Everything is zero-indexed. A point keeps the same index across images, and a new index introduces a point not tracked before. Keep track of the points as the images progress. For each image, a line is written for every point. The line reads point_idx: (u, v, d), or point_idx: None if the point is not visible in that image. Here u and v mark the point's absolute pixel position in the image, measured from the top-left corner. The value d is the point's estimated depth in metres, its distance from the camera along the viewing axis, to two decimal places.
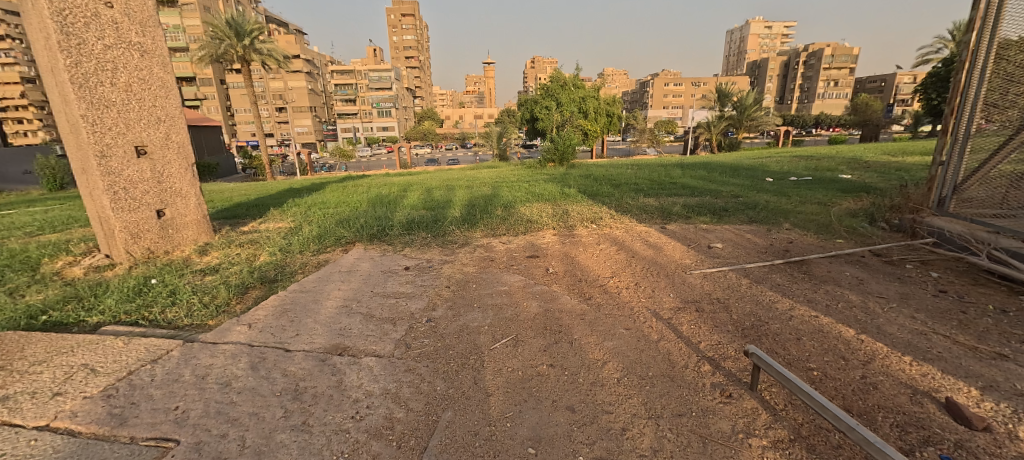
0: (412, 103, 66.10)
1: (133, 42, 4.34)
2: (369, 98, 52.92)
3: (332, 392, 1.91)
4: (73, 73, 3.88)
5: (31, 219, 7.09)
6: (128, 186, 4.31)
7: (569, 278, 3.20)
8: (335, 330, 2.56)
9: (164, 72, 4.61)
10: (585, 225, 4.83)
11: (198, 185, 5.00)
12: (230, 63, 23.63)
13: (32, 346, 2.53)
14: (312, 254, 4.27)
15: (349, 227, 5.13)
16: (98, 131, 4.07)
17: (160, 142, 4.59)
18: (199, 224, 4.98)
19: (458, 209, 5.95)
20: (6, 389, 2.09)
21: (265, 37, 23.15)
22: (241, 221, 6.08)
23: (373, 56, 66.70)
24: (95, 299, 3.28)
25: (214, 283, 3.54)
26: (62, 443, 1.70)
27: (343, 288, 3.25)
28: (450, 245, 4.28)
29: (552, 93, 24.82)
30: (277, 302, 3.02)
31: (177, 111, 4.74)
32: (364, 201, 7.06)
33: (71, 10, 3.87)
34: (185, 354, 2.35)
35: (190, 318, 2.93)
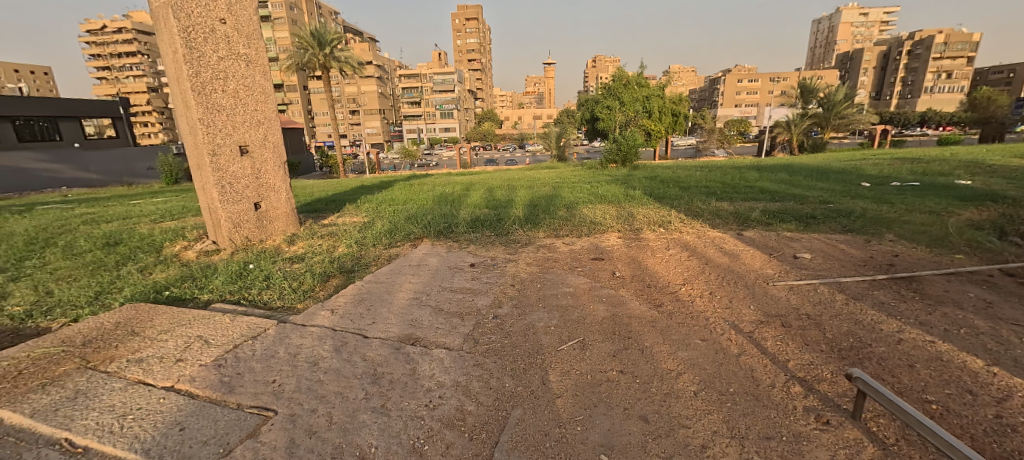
0: (473, 104, 67.84)
1: (240, 53, 4.88)
2: (434, 100, 55.12)
3: (407, 380, 2.02)
4: (194, 82, 4.48)
5: (155, 208, 8.28)
6: (233, 181, 4.86)
7: (637, 283, 3.11)
8: (407, 320, 2.69)
9: (265, 79, 5.13)
10: (653, 228, 4.65)
11: (289, 181, 5.50)
12: (313, 70, 25.86)
13: (160, 316, 2.96)
14: (385, 247, 4.54)
15: (417, 223, 5.37)
16: (210, 132, 4.65)
17: (259, 142, 5.12)
18: (288, 216, 5.49)
19: (520, 208, 6.01)
20: (141, 352, 2.46)
21: (343, 46, 25.02)
22: (321, 215, 6.62)
23: (439, 60, 69.49)
24: (206, 280, 3.74)
25: (301, 270, 3.89)
26: (184, 402, 1.97)
27: (414, 281, 3.41)
28: (512, 244, 4.32)
29: (614, 92, 24.09)
30: (356, 290, 3.25)
31: (274, 114, 5.25)
32: (431, 199, 7.37)
33: (193, 27, 4.45)
34: (279, 333, 2.60)
35: (282, 301, 3.25)
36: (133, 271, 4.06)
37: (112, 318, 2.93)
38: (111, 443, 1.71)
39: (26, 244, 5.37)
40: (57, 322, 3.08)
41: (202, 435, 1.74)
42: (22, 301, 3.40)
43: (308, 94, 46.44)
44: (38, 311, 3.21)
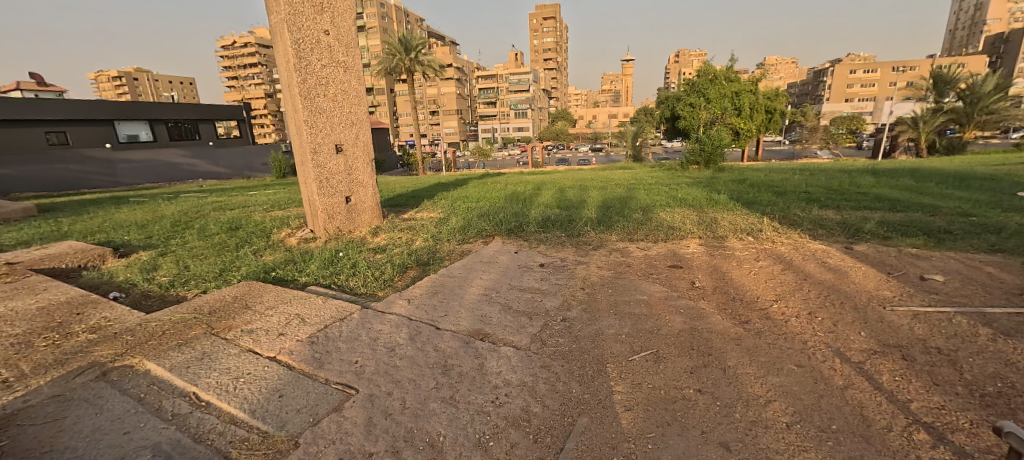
0: (548, 103, 67.86)
1: (339, 60, 5.35)
2: (510, 100, 56.10)
3: (475, 374, 2.07)
4: (302, 88, 5.02)
5: (266, 199, 9.44)
6: (330, 177, 5.38)
7: (719, 295, 2.87)
8: (477, 316, 2.76)
9: (359, 84, 5.59)
10: (739, 236, 4.27)
11: (375, 177, 5.94)
12: (399, 74, 27.80)
13: (267, 293, 3.38)
14: (458, 243, 4.71)
15: (490, 221, 5.49)
16: (313, 133, 5.18)
17: (352, 142, 5.59)
18: (373, 210, 5.94)
19: (592, 210, 5.87)
20: (252, 323, 2.83)
21: (427, 50, 26.47)
22: (402, 209, 7.06)
23: (516, 60, 70.55)
24: (304, 265, 4.19)
25: (383, 261, 4.18)
26: (282, 372, 2.22)
27: (485, 277, 3.49)
28: (584, 246, 4.23)
29: (698, 88, 22.55)
30: (430, 283, 3.41)
31: (364, 116, 5.70)
32: (503, 197, 7.51)
33: (303, 38, 4.98)
34: (362, 318, 2.82)
35: (365, 288, 3.52)
36: (248, 253, 4.68)
37: (231, 292, 3.41)
38: (225, 401, 1.98)
39: (173, 226, 6.45)
40: (192, 291, 3.66)
41: (296, 404, 1.94)
42: (168, 274, 4.09)
43: (394, 97, 49.90)
44: (179, 282, 3.84)
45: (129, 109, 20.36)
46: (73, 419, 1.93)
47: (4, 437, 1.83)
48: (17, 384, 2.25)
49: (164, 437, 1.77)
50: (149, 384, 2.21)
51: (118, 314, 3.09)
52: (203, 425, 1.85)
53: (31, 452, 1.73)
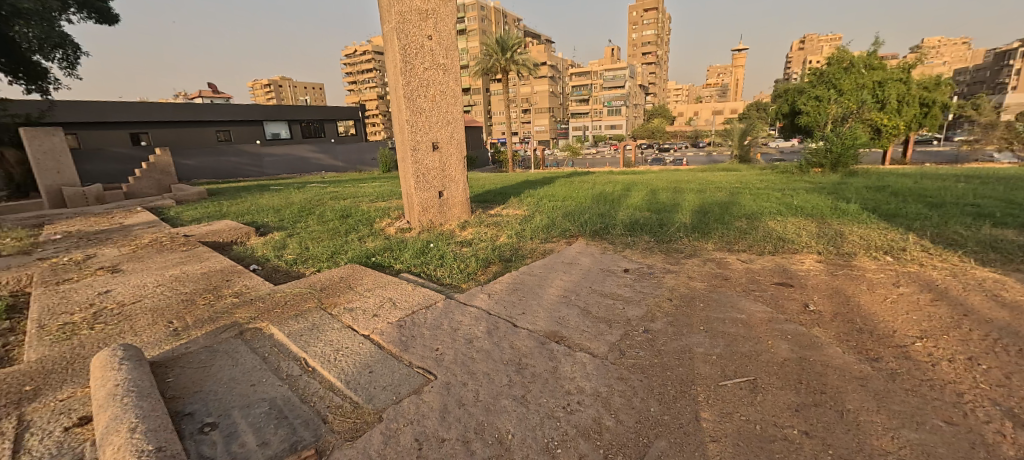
0: (645, 100, 64.62)
1: (440, 63, 5.66)
2: (603, 97, 54.61)
3: (548, 376, 2.04)
4: (405, 91, 5.44)
5: (373, 191, 10.45)
6: (426, 172, 5.75)
7: (840, 323, 2.45)
8: (555, 317, 2.72)
9: (456, 85, 5.85)
10: (872, 255, 3.61)
11: (465, 174, 6.19)
12: (495, 74, 28.72)
13: (367, 276, 3.73)
14: (540, 241, 4.71)
15: (574, 221, 5.39)
16: (413, 131, 5.58)
17: (447, 140, 5.89)
18: (463, 205, 6.21)
19: (687, 214, 5.45)
20: (353, 302, 3.14)
21: (522, 49, 26.98)
22: (490, 205, 7.28)
23: (612, 56, 68.49)
24: (399, 253, 4.54)
25: (468, 254, 4.35)
26: (373, 350, 2.41)
27: (565, 278, 3.43)
28: (674, 254, 3.94)
29: (827, 79, 19.61)
30: (511, 280, 3.45)
31: (459, 115, 5.96)
32: (590, 197, 7.33)
33: (408, 44, 5.38)
34: (445, 308, 2.96)
35: (450, 279, 3.69)
36: (355, 239, 5.22)
37: (338, 272, 3.84)
38: (326, 369, 2.22)
39: (299, 211, 7.48)
40: (309, 269, 4.20)
41: (383, 381, 2.10)
42: (292, 252, 4.75)
43: (489, 96, 51.80)
44: (299, 261, 4.44)
45: (274, 111, 24.07)
46: (216, 367, 2.33)
47: (171, 374, 2.28)
48: (184, 332, 2.79)
49: (279, 393, 2.05)
50: (272, 346, 2.58)
51: (255, 283, 3.67)
52: (308, 388, 2.10)
53: (187, 389, 2.13)
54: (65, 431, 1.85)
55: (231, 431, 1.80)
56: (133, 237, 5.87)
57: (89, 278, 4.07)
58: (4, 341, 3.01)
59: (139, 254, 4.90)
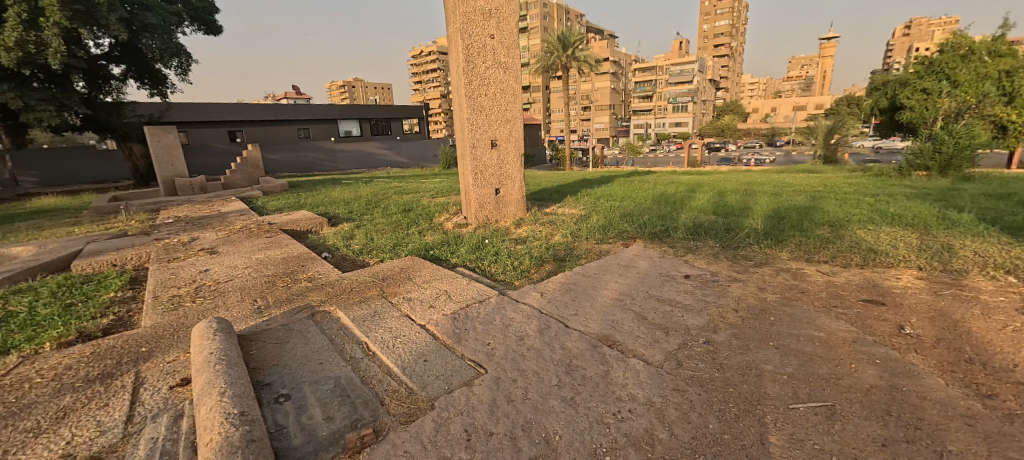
0: (715, 95, 60.80)
1: (501, 62, 5.72)
2: (669, 93, 52.17)
3: (599, 380, 2.00)
4: (468, 90, 5.57)
5: (433, 186, 10.85)
6: (484, 169, 5.85)
7: (944, 351, 2.14)
8: (608, 320, 2.66)
9: (516, 83, 5.89)
10: (989, 275, 3.10)
11: (522, 171, 6.22)
12: (555, 71, 28.54)
13: (424, 268, 3.89)
14: (596, 242, 4.61)
15: (633, 222, 5.22)
16: (473, 129, 5.71)
17: (506, 138, 5.96)
18: (518, 203, 6.25)
19: (759, 219, 5.06)
20: (412, 293, 3.29)
21: (584, 45, 26.57)
22: (546, 204, 7.25)
23: (680, 49, 65.27)
24: (455, 247, 4.67)
25: (522, 252, 4.37)
26: (428, 340, 2.51)
27: (621, 282, 3.32)
28: (741, 261, 3.68)
29: (935, 70, 16.94)
30: (564, 279, 3.42)
31: (518, 113, 5.99)
32: (651, 198, 7.05)
33: (471, 44, 5.50)
34: (497, 303, 3.00)
35: (504, 275, 3.74)
36: (415, 232, 5.45)
37: (399, 263, 4.04)
38: (385, 355, 2.34)
39: (366, 204, 7.97)
40: (373, 259, 4.47)
41: (436, 370, 2.18)
42: (358, 242, 5.07)
43: (549, 93, 51.61)
44: (364, 251, 4.73)
45: (347, 109, 25.79)
46: (291, 344, 2.55)
47: (254, 347, 2.54)
48: (265, 310, 3.09)
49: (343, 373, 2.20)
50: (339, 328, 2.77)
51: (326, 269, 3.97)
52: (368, 371, 2.23)
53: (266, 362, 2.36)
54: (170, 389, 2.13)
55: (301, 403, 1.97)
56: (227, 223, 6.60)
57: (192, 257, 4.64)
58: (127, 307, 3.51)
59: (231, 238, 5.50)
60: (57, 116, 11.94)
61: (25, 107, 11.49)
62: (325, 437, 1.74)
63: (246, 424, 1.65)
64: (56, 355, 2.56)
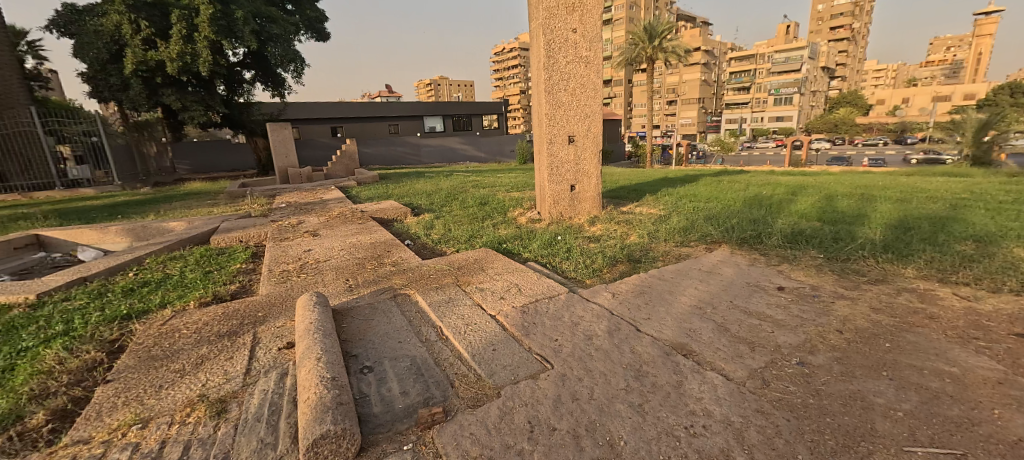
0: (828, 85, 53.58)
1: (583, 56, 5.63)
2: (769, 83, 47.13)
3: (671, 390, 1.90)
4: (547, 85, 5.56)
5: (509, 181, 11.06)
6: (560, 165, 5.83)
7: None
8: (684, 328, 2.52)
9: (597, 77, 5.76)
10: None
11: (600, 168, 6.09)
12: (640, 63, 27.30)
13: (496, 260, 4.00)
14: (675, 244, 4.37)
15: (719, 225, 4.85)
16: (551, 125, 5.69)
17: (583, 134, 5.87)
18: (593, 200, 6.14)
19: (875, 228, 4.40)
20: (484, 283, 3.41)
21: (672, 35, 25.09)
22: (623, 202, 7.02)
23: (785, 35, 58.68)
24: (528, 242, 4.74)
25: (595, 250, 4.29)
26: (498, 330, 2.59)
27: (701, 288, 3.12)
28: (850, 276, 3.23)
29: None
30: (638, 281, 3.30)
31: (598, 108, 5.87)
32: (741, 200, 6.47)
33: (553, 39, 5.47)
34: (567, 300, 2.99)
35: (575, 273, 3.71)
36: (490, 225, 5.62)
37: (473, 254, 4.20)
38: (457, 340, 2.47)
39: (446, 196, 8.38)
40: (449, 248, 4.70)
41: (504, 360, 2.24)
42: (437, 232, 5.37)
43: (632, 87, 49.63)
44: (442, 240, 5.00)
45: (432, 106, 27.22)
46: (375, 322, 2.80)
47: (345, 321, 2.83)
48: (355, 289, 3.43)
49: (418, 353, 2.36)
50: (416, 311, 2.98)
51: (407, 255, 4.27)
52: (441, 354, 2.37)
53: (355, 336, 2.62)
54: (278, 350, 2.46)
55: (383, 376, 2.16)
56: (327, 209, 7.38)
57: (298, 238, 5.28)
58: (249, 277, 4.12)
59: (330, 223, 6.13)
60: (202, 114, 14.28)
61: (180, 106, 13.92)
62: (401, 409, 1.89)
63: (335, 388, 1.84)
64: (198, 312, 3.10)
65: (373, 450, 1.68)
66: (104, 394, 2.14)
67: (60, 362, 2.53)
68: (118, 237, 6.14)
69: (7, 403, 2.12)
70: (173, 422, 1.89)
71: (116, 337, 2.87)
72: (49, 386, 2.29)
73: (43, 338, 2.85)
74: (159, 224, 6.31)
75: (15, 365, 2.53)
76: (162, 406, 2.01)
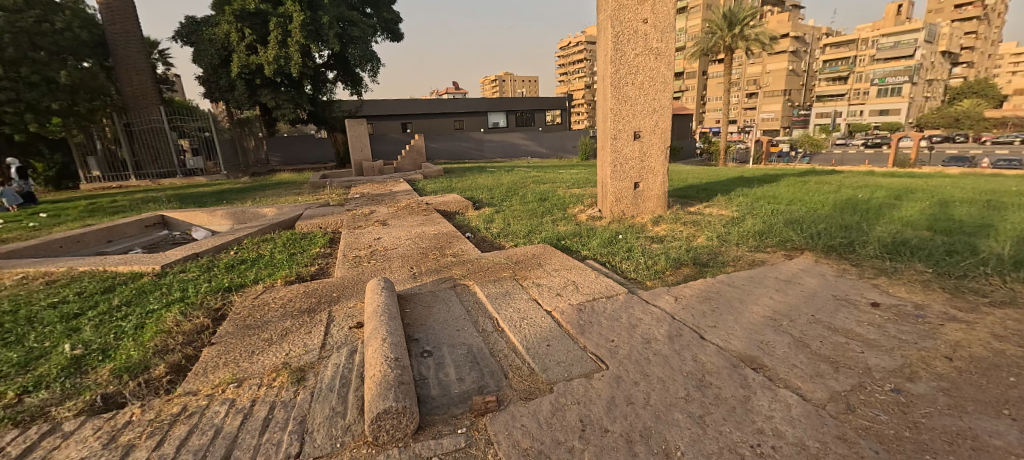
0: (948, 73, 46.27)
1: (653, 48, 5.40)
2: (872, 72, 41.74)
3: (737, 405, 1.78)
4: (614, 79, 5.39)
5: (570, 177, 10.94)
6: (624, 162, 5.65)
7: None
8: (754, 340, 2.34)
9: (668, 69, 5.49)
10: None
11: (667, 166, 5.83)
12: (717, 54, 25.55)
13: (554, 257, 3.99)
14: (749, 249, 4.06)
15: (802, 231, 4.42)
16: (616, 120, 5.53)
17: (650, 129, 5.65)
18: (658, 199, 5.90)
19: (1002, 241, 3.75)
20: (541, 279, 3.42)
21: (756, 21, 23.15)
22: (691, 202, 6.65)
23: (894, 17, 51.62)
24: (588, 239, 4.67)
25: (658, 251, 4.12)
26: (553, 326, 2.59)
27: (776, 298, 2.88)
28: (965, 296, 2.78)
29: None
30: (704, 286, 3.13)
31: (668, 103, 5.60)
32: (831, 203, 5.84)
33: (622, 30, 5.29)
34: (626, 301, 2.91)
35: (635, 273, 3.59)
36: (549, 221, 5.61)
37: (531, 250, 4.22)
38: (513, 333, 2.51)
39: (507, 191, 8.50)
40: (509, 242, 4.78)
41: (558, 357, 2.24)
42: (497, 226, 5.47)
43: (707, 80, 46.59)
44: (502, 234, 5.09)
45: (497, 102, 27.63)
46: (436, 309, 2.94)
47: (409, 306, 3.00)
48: (419, 277, 3.62)
49: (474, 343, 2.44)
50: (475, 301, 3.08)
51: (467, 247, 4.40)
52: (497, 345, 2.43)
53: (417, 321, 2.76)
54: (350, 328, 2.67)
55: (441, 361, 2.26)
56: (396, 200, 7.82)
57: (370, 226, 5.66)
58: (327, 260, 4.51)
59: (398, 213, 6.50)
60: (292, 111, 15.76)
61: (274, 105, 15.48)
62: (457, 395, 1.97)
63: (398, 368, 1.95)
64: (283, 289, 3.45)
65: (430, 430, 1.76)
66: (209, 355, 2.47)
67: (177, 323, 2.96)
68: (222, 220, 7.01)
69: (139, 354, 2.53)
70: (261, 384, 2.13)
71: (220, 306, 3.29)
72: (169, 343, 2.69)
73: (165, 303, 3.35)
74: (255, 209, 7.09)
75: (144, 324, 3.00)
76: (253, 369, 2.28)
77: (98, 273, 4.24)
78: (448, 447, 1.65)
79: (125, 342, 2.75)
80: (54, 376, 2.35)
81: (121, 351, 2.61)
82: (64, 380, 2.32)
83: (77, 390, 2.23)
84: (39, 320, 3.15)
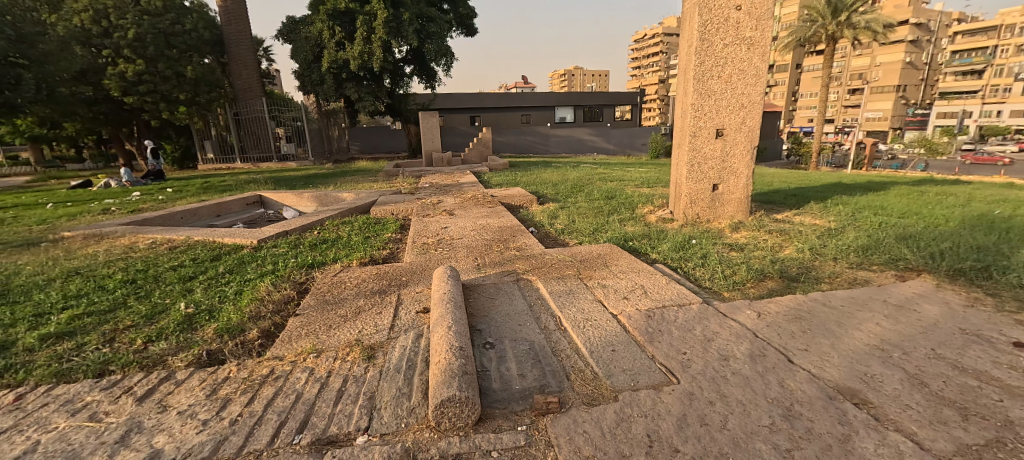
0: None
1: (745, 36, 4.95)
2: (1017, 65, 34.89)
3: (834, 444, 1.56)
4: (697, 71, 5.01)
5: (640, 176, 10.45)
6: (703, 161, 5.26)
7: None
8: (857, 371, 2.05)
9: (761, 61, 5.03)
10: None
11: (752, 167, 5.35)
12: (815, 45, 22.92)
13: (621, 258, 3.83)
14: (849, 266, 3.59)
15: (917, 248, 3.82)
16: (696, 116, 5.14)
17: (736, 127, 5.20)
18: (740, 203, 5.44)
19: None
20: (607, 280, 3.29)
21: (867, 7, 20.36)
22: (779, 208, 6.03)
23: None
24: (658, 242, 4.44)
25: (737, 260, 3.79)
26: (619, 331, 2.47)
27: (884, 324, 2.51)
28: None
29: None
30: (793, 303, 2.82)
31: (759, 97, 5.13)
32: (958, 219, 4.96)
33: (711, 18, 4.89)
34: (700, 312, 2.70)
35: (710, 283, 3.33)
36: (616, 220, 5.41)
37: (596, 249, 4.09)
38: (575, 334, 2.44)
39: (572, 187, 8.33)
40: (573, 240, 4.68)
41: (625, 365, 2.12)
42: (562, 223, 5.39)
43: (801, 73, 42.15)
44: (566, 231, 5.00)
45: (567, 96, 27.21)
46: (499, 301, 2.96)
47: (472, 296, 3.05)
48: (483, 268, 3.65)
49: (536, 340, 2.40)
50: (536, 297, 3.05)
51: (531, 242, 4.37)
52: (559, 344, 2.37)
53: (480, 312, 2.79)
54: (416, 313, 2.77)
55: (503, 354, 2.26)
56: (463, 191, 8.02)
57: (437, 215, 5.84)
58: (397, 245, 4.72)
59: (463, 205, 6.62)
60: (372, 103, 16.75)
61: (357, 97, 16.59)
62: (518, 391, 1.95)
63: (462, 358, 1.97)
64: (356, 269, 3.67)
65: (490, 423, 1.76)
66: (293, 324, 2.69)
67: (269, 293, 3.27)
68: (308, 202, 7.66)
69: (237, 318, 2.83)
70: (337, 357, 2.27)
71: (304, 280, 3.59)
72: (261, 311, 2.97)
73: (259, 273, 3.71)
74: (335, 194, 7.66)
75: (243, 290, 3.36)
76: (330, 342, 2.44)
77: (208, 242, 4.83)
78: (508, 443, 1.63)
79: (226, 305, 3.08)
80: (172, 330, 2.70)
81: (223, 313, 2.93)
82: (179, 334, 2.65)
83: (188, 344, 2.54)
84: (162, 280, 3.66)
